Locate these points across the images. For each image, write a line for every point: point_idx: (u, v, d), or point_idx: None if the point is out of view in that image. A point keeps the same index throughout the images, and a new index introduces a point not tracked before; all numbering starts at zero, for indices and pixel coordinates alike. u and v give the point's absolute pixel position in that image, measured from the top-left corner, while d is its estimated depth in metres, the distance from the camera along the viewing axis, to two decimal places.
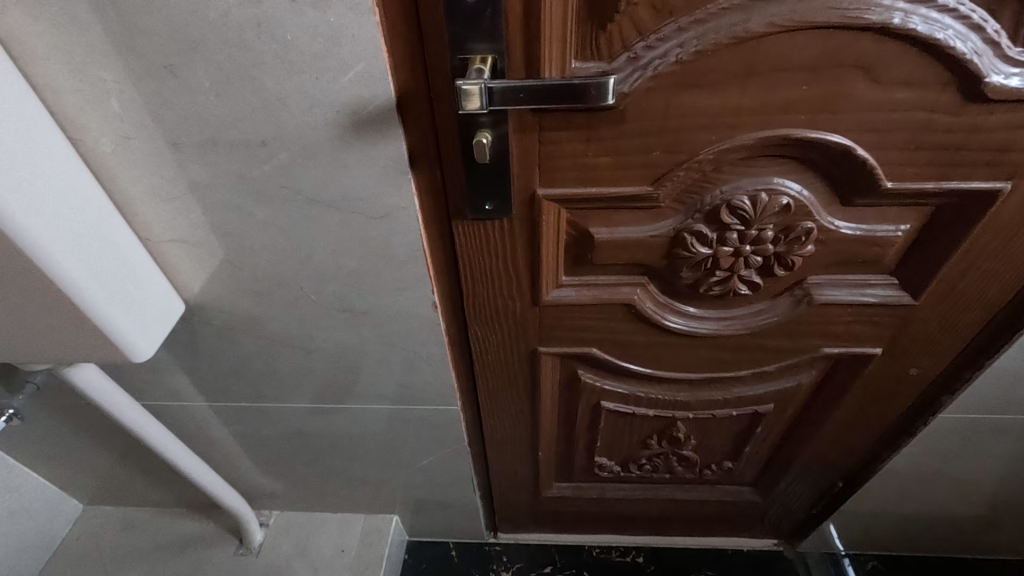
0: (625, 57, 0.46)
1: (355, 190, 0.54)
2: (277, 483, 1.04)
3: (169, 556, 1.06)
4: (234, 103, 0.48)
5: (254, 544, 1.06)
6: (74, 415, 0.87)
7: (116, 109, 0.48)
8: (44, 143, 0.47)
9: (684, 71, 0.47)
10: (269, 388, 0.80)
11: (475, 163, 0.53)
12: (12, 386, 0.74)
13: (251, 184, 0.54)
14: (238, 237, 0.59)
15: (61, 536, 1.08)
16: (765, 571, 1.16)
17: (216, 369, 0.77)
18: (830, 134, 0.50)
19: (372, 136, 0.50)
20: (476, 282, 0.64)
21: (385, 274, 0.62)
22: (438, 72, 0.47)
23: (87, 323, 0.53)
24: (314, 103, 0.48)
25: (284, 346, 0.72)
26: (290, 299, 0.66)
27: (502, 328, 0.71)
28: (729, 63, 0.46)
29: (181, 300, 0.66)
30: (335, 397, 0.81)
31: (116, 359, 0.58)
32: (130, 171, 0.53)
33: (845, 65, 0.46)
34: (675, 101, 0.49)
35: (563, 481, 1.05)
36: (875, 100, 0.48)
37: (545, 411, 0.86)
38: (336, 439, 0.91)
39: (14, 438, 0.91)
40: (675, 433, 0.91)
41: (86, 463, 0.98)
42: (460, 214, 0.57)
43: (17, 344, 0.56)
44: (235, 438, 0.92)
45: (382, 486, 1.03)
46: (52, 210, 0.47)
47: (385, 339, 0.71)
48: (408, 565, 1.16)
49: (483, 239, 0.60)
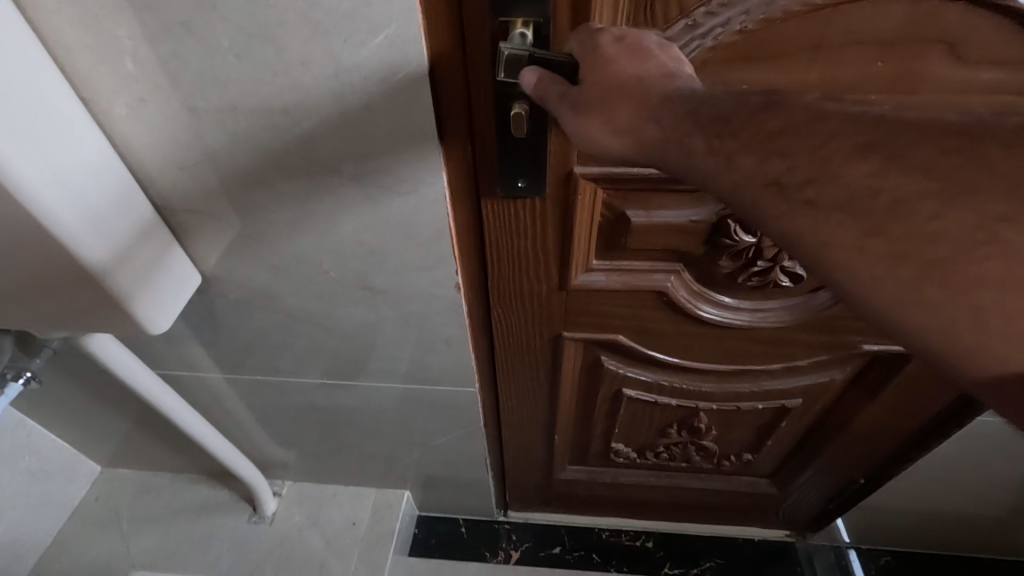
0: (682, 25, 0.42)
1: (382, 163, 0.51)
2: (290, 455, 1.04)
3: (184, 520, 1.07)
4: (255, 67, 0.45)
5: (267, 513, 1.07)
6: (91, 380, 0.87)
7: (130, 69, 0.45)
8: (56, 104, 0.44)
9: (747, 43, 0.43)
10: (284, 362, 0.79)
11: (511, 137, 0.49)
12: (29, 349, 0.73)
13: (271, 154, 0.51)
14: (255, 207, 0.56)
15: (79, 497, 1.10)
16: (775, 561, 1.15)
17: (232, 341, 0.76)
18: None
19: (402, 105, 0.46)
20: (503, 263, 0.62)
21: (407, 252, 0.60)
22: (476, 38, 0.44)
23: (103, 295, 0.51)
24: (339, 68, 0.44)
25: (301, 321, 0.71)
26: (309, 273, 0.63)
27: (527, 311, 0.68)
28: (796, 35, 0.42)
29: (197, 271, 0.64)
30: (350, 373, 0.80)
31: (133, 331, 0.56)
32: (145, 135, 0.50)
33: (927, 40, 0.42)
34: (732, 77, 0.44)
35: (577, 464, 1.04)
36: (955, 80, 0.43)
37: (564, 395, 0.84)
38: (350, 414, 0.90)
39: (31, 399, 0.91)
40: (696, 423, 0.89)
41: (102, 426, 0.98)
42: (491, 191, 0.54)
43: (32, 310, 0.54)
44: (249, 409, 0.92)
45: (395, 462, 1.03)
46: (65, 174, 0.45)
47: (405, 318, 0.68)
48: (418, 539, 1.17)
49: (513, 218, 0.57)
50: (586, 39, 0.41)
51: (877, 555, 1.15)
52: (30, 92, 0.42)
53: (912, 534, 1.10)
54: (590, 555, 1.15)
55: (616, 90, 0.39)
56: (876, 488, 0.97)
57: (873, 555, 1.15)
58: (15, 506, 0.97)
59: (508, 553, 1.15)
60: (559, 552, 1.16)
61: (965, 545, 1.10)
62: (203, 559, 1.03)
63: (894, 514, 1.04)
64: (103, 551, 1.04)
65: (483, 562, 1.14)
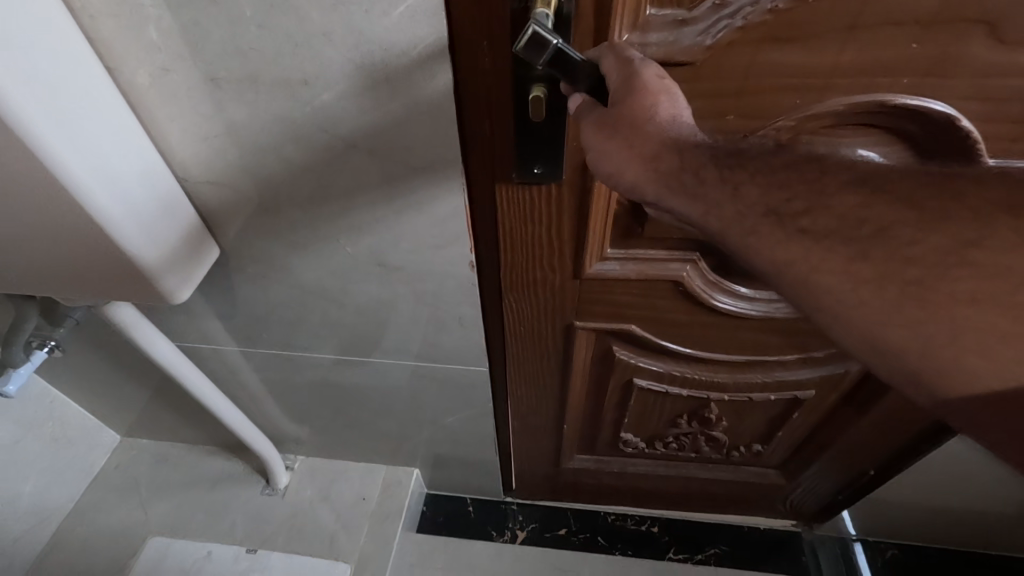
0: (709, 5, 0.40)
1: (400, 137, 0.51)
2: (303, 430, 1.06)
3: (200, 490, 1.10)
4: (276, 37, 0.44)
5: (280, 485, 1.10)
6: (112, 351, 0.89)
7: (154, 38, 0.45)
8: (83, 73, 0.45)
9: (776, 22, 0.41)
10: (298, 337, 0.80)
11: (528, 121, 0.48)
12: (53, 318, 0.75)
13: (291, 127, 0.51)
14: (273, 181, 0.57)
15: (99, 465, 1.13)
16: (781, 551, 1.16)
17: (248, 315, 0.77)
18: (934, 102, 0.45)
19: (422, 79, 0.46)
20: (516, 249, 0.61)
21: (424, 229, 0.60)
22: (494, 21, 0.43)
23: (125, 263, 0.53)
24: (359, 39, 0.44)
25: (318, 297, 0.72)
26: (324, 249, 0.64)
27: (540, 299, 0.68)
28: (831, 15, 0.40)
29: (216, 245, 0.64)
30: (364, 350, 0.81)
31: (154, 299, 0.58)
32: (167, 107, 0.50)
33: (966, 21, 0.40)
34: (759, 59, 0.43)
35: (585, 454, 1.05)
36: (992, 63, 0.42)
37: (575, 385, 0.84)
38: (364, 391, 0.92)
39: (55, 368, 0.93)
40: (707, 415, 0.89)
41: (121, 396, 1.01)
42: (506, 177, 0.53)
43: (58, 276, 0.56)
44: (264, 383, 0.94)
45: (406, 440, 1.05)
46: (86, 141, 0.45)
47: (419, 297, 0.69)
48: (427, 516, 1.19)
49: (526, 205, 0.56)
50: (620, 63, 0.40)
51: (884, 548, 1.15)
52: (57, 57, 0.42)
53: (922, 529, 1.09)
54: (596, 537, 1.17)
55: (640, 129, 0.40)
56: (885, 480, 0.97)
57: (881, 548, 1.15)
58: (41, 470, 1.00)
59: (514, 532, 1.17)
60: (565, 534, 1.17)
61: (976, 541, 1.09)
62: (217, 528, 1.06)
63: (905, 507, 1.04)
64: (122, 516, 1.07)
65: (489, 541, 1.16)
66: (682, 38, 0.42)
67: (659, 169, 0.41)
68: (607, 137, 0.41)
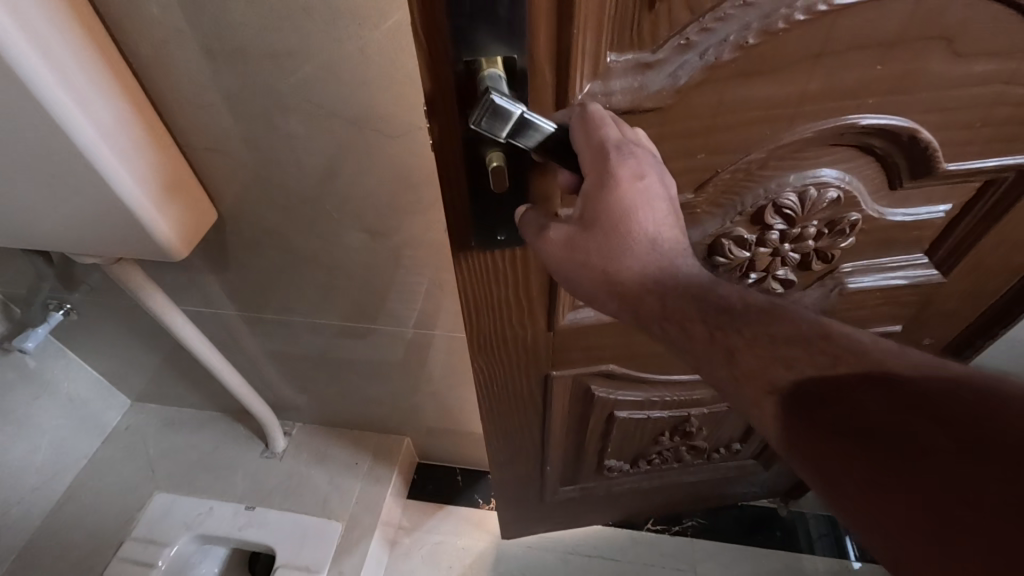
0: (675, 44, 0.37)
1: (375, 106, 0.58)
2: (300, 397, 1.12)
3: (202, 451, 1.16)
4: (261, 12, 0.51)
5: (278, 449, 1.15)
6: (121, 318, 0.93)
7: (155, 13, 0.52)
8: (94, 47, 0.51)
9: (747, 59, 0.39)
10: (295, 300, 0.87)
11: (486, 194, 0.43)
12: (69, 281, 0.84)
13: (277, 95, 0.58)
14: (265, 147, 0.64)
15: (112, 425, 1.18)
16: (758, 524, 1.21)
17: (244, 277, 0.83)
18: (895, 118, 0.45)
19: (391, 53, 0.54)
20: (484, 315, 0.55)
21: (402, 196, 0.68)
22: (440, 78, 0.35)
23: (135, 222, 0.61)
24: (337, 15, 0.51)
25: (312, 261, 0.79)
26: (314, 216, 0.72)
27: (510, 356, 0.63)
28: (798, 46, 0.39)
29: (214, 208, 0.72)
30: (359, 318, 0.88)
31: (159, 256, 0.67)
32: (167, 77, 0.57)
33: (926, 39, 0.40)
34: (729, 94, 0.41)
35: (569, 484, 1.01)
36: (952, 75, 0.43)
37: (554, 425, 0.81)
38: (360, 358, 0.98)
39: (67, 334, 0.99)
40: (688, 428, 0.91)
41: (129, 362, 1.06)
42: (464, 245, 0.47)
43: (70, 231, 0.63)
44: (263, 350, 0.99)
45: (398, 407, 1.10)
46: (87, 101, 0.51)
47: (406, 263, 0.77)
48: (417, 483, 1.25)
49: (492, 269, 0.50)
50: (594, 155, 0.37)
51: None
52: (71, 31, 0.49)
53: None
54: None
55: (614, 248, 0.40)
56: None
57: None
58: (55, 427, 1.07)
59: None
60: None
61: None
62: (218, 484, 1.12)
63: None
64: (128, 475, 1.12)
65: (476, 507, 1.22)
66: (649, 83, 0.39)
67: (622, 280, 0.41)
68: (570, 246, 0.41)
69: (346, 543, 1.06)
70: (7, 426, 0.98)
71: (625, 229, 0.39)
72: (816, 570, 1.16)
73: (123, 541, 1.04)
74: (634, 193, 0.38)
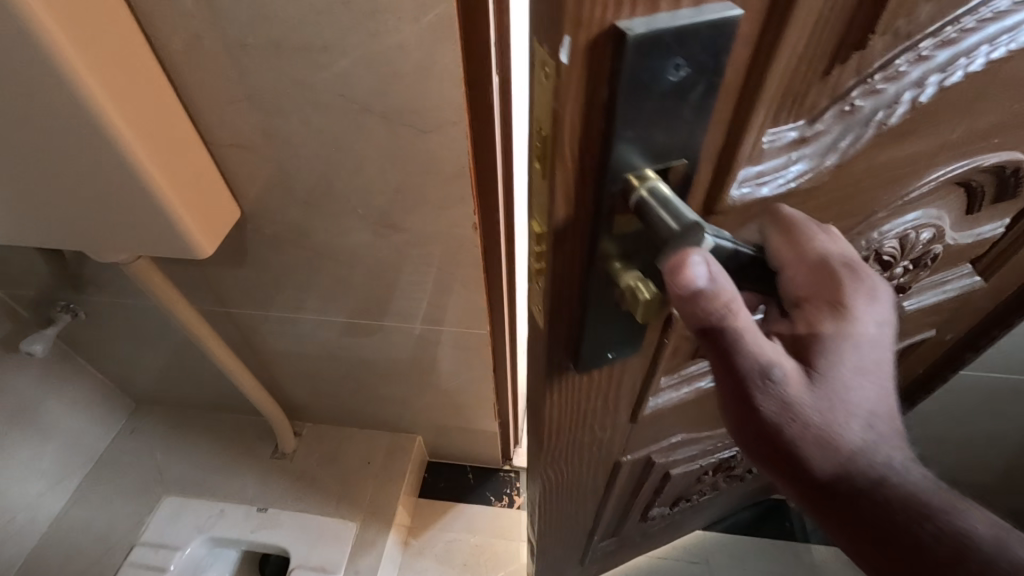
0: (836, 111, 0.35)
1: (413, 104, 0.56)
2: (310, 396, 1.10)
3: (211, 453, 1.13)
4: (299, 4, 0.48)
5: (289, 450, 1.13)
6: (129, 320, 0.90)
7: (188, 4, 0.49)
8: (126, 36, 0.49)
9: (911, 120, 0.38)
10: (311, 298, 0.84)
11: (606, 314, 0.40)
12: (77, 282, 0.81)
13: (311, 90, 0.56)
14: (293, 144, 0.61)
15: (116, 428, 1.15)
16: (767, 518, 1.23)
17: (261, 276, 0.81)
18: (1004, 156, 0.45)
19: (430, 48, 0.51)
20: (569, 423, 0.52)
21: (432, 193, 0.66)
22: (581, 197, 0.32)
23: (162, 220, 0.58)
24: (378, 8, 0.49)
25: (332, 260, 0.77)
26: (338, 213, 0.70)
27: (587, 452, 0.60)
28: (944, 103, 0.38)
29: (237, 206, 0.69)
30: (376, 315, 0.86)
31: (181, 255, 0.64)
32: (198, 71, 0.54)
33: None
34: (880, 156, 0.40)
35: (609, 537, 0.97)
36: None
37: (613, 496, 0.78)
38: (376, 356, 0.96)
39: (71, 336, 0.95)
40: (731, 465, 0.91)
41: (136, 364, 1.03)
42: (566, 362, 0.44)
43: (89, 228, 0.60)
44: (278, 351, 0.98)
45: (411, 405, 1.09)
46: (122, 94, 0.49)
47: (432, 262, 0.75)
48: (427, 482, 1.24)
49: (589, 378, 0.47)
50: (809, 271, 0.37)
51: None
52: (105, 20, 0.46)
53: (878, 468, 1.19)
54: None
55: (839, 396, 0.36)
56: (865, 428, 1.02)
57: None
58: (60, 431, 1.03)
59: (512, 497, 1.24)
60: None
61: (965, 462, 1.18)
62: (227, 487, 1.10)
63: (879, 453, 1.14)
64: (137, 476, 1.10)
65: (488, 505, 1.22)
66: (802, 156, 0.36)
67: (832, 427, 0.37)
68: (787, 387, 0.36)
69: (362, 543, 1.05)
70: (13, 430, 0.94)
71: (851, 377, 0.37)
72: (823, 562, 1.18)
73: (133, 545, 1.02)
74: (862, 338, 0.37)
